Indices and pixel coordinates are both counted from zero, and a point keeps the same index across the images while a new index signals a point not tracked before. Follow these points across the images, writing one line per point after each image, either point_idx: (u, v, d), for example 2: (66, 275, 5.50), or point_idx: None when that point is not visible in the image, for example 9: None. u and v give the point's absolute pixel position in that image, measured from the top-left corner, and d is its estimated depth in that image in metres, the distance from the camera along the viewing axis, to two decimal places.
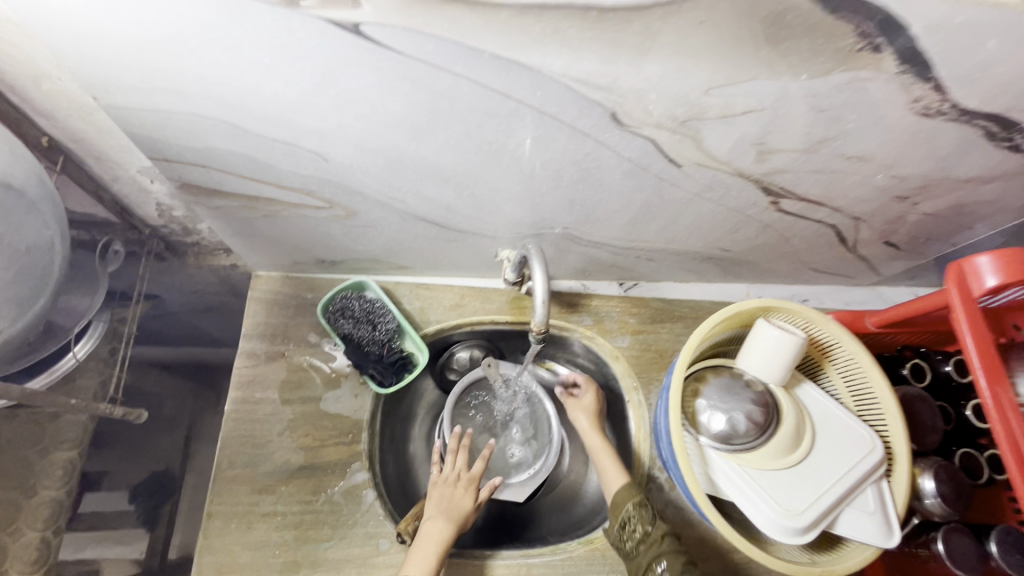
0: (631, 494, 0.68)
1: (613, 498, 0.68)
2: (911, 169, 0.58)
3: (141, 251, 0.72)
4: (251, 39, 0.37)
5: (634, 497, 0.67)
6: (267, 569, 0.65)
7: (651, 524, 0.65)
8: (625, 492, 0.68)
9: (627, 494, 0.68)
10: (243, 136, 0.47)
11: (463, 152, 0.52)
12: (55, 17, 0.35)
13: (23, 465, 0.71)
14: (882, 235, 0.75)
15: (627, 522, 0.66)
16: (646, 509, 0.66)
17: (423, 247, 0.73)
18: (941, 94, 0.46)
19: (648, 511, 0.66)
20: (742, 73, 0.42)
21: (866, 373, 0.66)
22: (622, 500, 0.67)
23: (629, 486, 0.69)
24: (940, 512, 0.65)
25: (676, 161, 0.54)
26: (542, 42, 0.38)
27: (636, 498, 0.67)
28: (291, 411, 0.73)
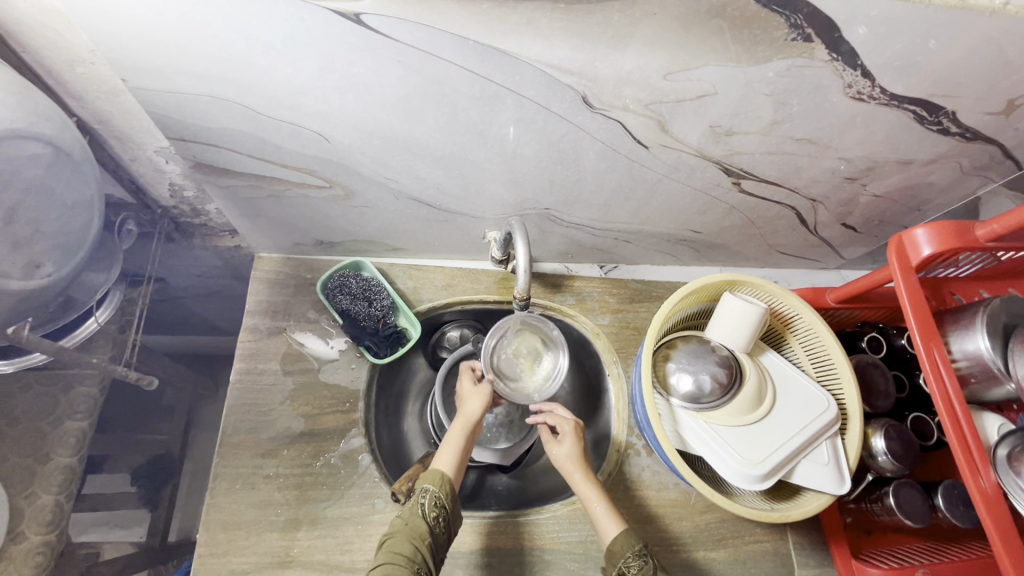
0: (633, 545, 0.61)
1: (612, 548, 0.62)
2: (856, 150, 0.64)
3: (153, 232, 0.77)
4: (265, 26, 0.43)
5: (634, 545, 0.61)
6: (270, 526, 0.70)
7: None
8: (626, 544, 0.61)
9: (628, 543, 0.62)
10: (254, 116, 0.53)
11: (452, 133, 0.57)
12: (97, 5, 0.41)
13: (36, 434, 0.75)
14: (839, 216, 0.81)
15: (627, 573, 0.60)
16: (645, 559, 0.60)
17: (415, 228, 0.78)
18: (869, 80, 0.53)
19: (648, 561, 0.60)
20: (694, 60, 0.48)
21: (822, 340, 0.71)
22: (621, 549, 0.61)
23: (629, 533, 0.62)
24: (891, 468, 0.70)
25: (643, 142, 0.60)
26: (518, 31, 0.44)
27: (641, 550, 0.61)
28: (292, 381, 0.78)
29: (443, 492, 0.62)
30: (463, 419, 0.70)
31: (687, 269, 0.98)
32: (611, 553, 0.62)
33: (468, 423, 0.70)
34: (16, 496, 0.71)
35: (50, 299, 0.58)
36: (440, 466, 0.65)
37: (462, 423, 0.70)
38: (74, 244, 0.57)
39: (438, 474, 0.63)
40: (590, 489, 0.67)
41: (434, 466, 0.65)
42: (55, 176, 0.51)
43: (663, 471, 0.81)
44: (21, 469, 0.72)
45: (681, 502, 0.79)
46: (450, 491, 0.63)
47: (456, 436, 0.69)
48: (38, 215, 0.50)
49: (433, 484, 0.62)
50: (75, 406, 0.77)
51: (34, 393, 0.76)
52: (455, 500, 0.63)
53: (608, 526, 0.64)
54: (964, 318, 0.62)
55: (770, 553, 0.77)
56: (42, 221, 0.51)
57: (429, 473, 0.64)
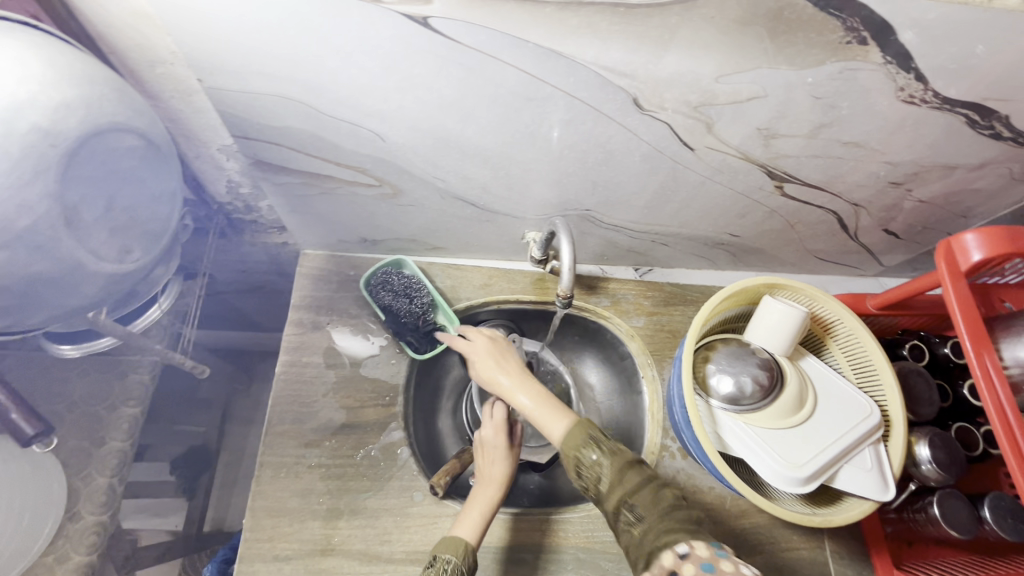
0: (581, 438, 0.58)
1: (562, 451, 0.59)
2: (903, 155, 0.64)
3: (207, 227, 0.80)
4: (337, 28, 0.45)
5: (582, 442, 0.58)
6: (312, 514, 0.72)
7: (603, 466, 0.57)
8: (574, 439, 0.58)
9: (576, 436, 0.58)
10: (316, 116, 0.55)
11: (502, 134, 0.59)
12: (185, 8, 0.43)
13: (92, 418, 0.78)
14: (881, 222, 0.81)
15: (584, 471, 0.58)
16: (594, 450, 0.57)
17: (457, 227, 0.80)
18: (922, 83, 0.53)
19: (603, 455, 0.57)
20: (748, 63, 0.49)
21: (865, 346, 0.71)
22: (571, 449, 0.58)
23: (576, 427, 0.59)
24: (936, 477, 0.69)
25: (689, 144, 0.61)
26: (577, 34, 0.45)
27: (590, 438, 0.58)
28: (335, 374, 0.80)
29: (462, 563, 0.60)
30: (490, 479, 0.68)
31: (721, 273, 0.99)
32: (563, 453, 0.59)
33: (495, 482, 0.67)
34: (73, 477, 0.74)
35: (127, 289, 0.60)
36: (462, 530, 0.63)
37: (489, 484, 0.67)
38: (158, 231, 0.59)
39: (459, 544, 0.61)
40: (527, 395, 0.64)
41: (456, 531, 0.63)
42: (149, 165, 0.54)
43: (698, 474, 0.81)
44: (78, 452, 0.76)
45: (716, 506, 0.78)
46: (469, 557, 0.60)
47: (481, 497, 0.66)
48: (133, 202, 0.53)
49: (453, 551, 0.60)
50: (128, 393, 0.80)
51: (90, 379, 0.79)
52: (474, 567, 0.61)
53: (551, 424, 0.61)
54: (1017, 325, 0.61)
55: (807, 560, 0.76)
56: (131, 211, 0.53)
57: (450, 538, 0.62)
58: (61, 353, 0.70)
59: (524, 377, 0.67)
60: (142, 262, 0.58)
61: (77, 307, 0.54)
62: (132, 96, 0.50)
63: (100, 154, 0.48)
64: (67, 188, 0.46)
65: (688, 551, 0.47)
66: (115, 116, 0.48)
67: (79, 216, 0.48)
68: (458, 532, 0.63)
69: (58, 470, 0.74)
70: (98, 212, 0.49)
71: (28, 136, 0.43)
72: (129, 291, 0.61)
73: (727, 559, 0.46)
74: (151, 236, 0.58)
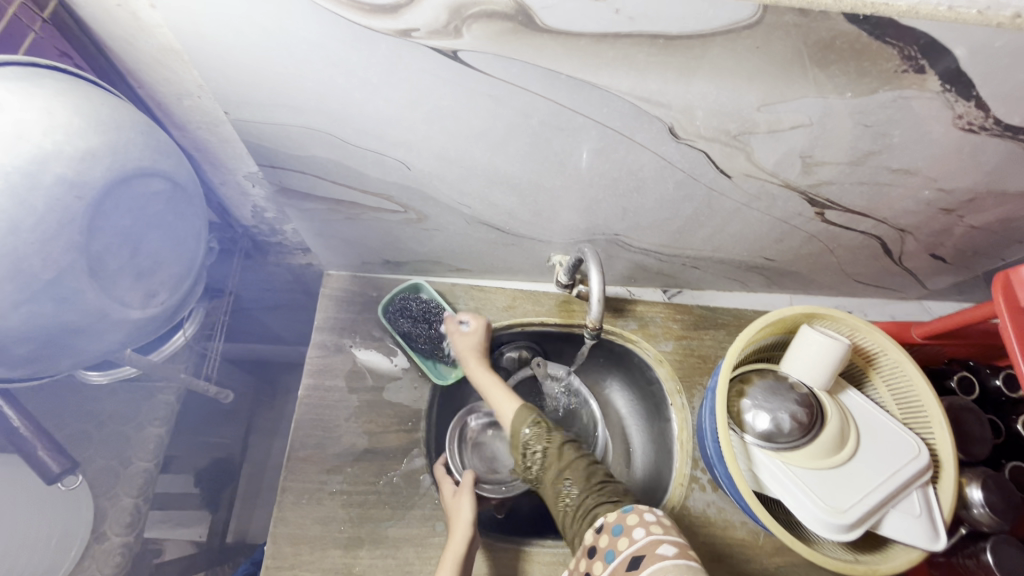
0: (526, 421, 0.68)
1: (512, 432, 0.69)
2: (958, 181, 0.60)
3: (234, 249, 0.80)
4: (364, 63, 0.44)
5: (524, 420, 0.68)
6: (333, 542, 0.71)
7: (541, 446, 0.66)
8: (523, 421, 0.69)
9: (524, 418, 0.69)
10: (341, 145, 0.54)
11: (531, 161, 0.57)
12: (211, 46, 0.43)
13: (120, 438, 0.78)
14: (929, 247, 0.76)
15: (530, 452, 0.67)
16: (539, 430, 0.68)
17: (481, 250, 0.79)
18: (984, 111, 0.49)
19: (542, 431, 0.68)
20: (793, 92, 0.46)
21: (912, 381, 0.67)
22: (519, 427, 0.69)
23: (524, 412, 0.70)
24: (989, 522, 0.65)
25: (726, 171, 0.58)
26: (613, 66, 0.43)
27: (532, 422, 0.68)
28: (357, 398, 0.79)
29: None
30: (454, 549, 0.64)
31: (754, 295, 0.95)
32: (514, 435, 0.69)
33: (460, 550, 0.63)
34: (101, 498, 0.75)
35: (160, 326, 0.60)
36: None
37: (454, 557, 0.63)
38: (183, 272, 0.58)
39: None
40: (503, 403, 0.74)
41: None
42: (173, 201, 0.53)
43: (730, 509, 0.78)
44: (105, 471, 0.76)
45: (748, 543, 0.75)
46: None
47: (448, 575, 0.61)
48: (156, 249, 0.53)
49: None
50: (154, 412, 0.80)
51: (120, 398, 0.81)
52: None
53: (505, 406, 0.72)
54: None
55: None
56: (156, 254, 0.53)
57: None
58: (89, 380, 0.69)
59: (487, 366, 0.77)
60: (168, 302, 0.58)
61: (102, 351, 0.54)
62: (161, 139, 0.51)
63: (126, 200, 0.48)
64: (93, 238, 0.46)
65: (602, 523, 0.55)
66: (140, 161, 0.49)
67: (103, 265, 0.47)
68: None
69: (87, 490, 0.74)
70: (123, 259, 0.49)
71: (55, 187, 0.42)
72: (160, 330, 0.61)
73: (631, 513, 0.55)
74: (178, 273, 0.57)
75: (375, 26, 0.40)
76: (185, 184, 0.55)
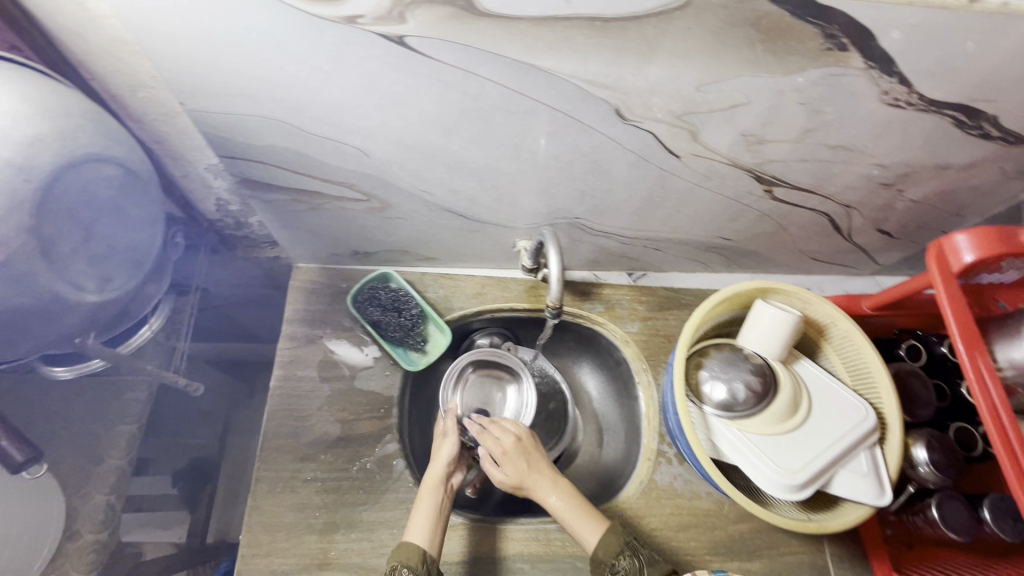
0: (615, 546, 0.64)
1: (595, 556, 0.64)
2: (893, 156, 0.64)
3: (200, 244, 0.81)
4: (315, 50, 0.45)
5: (617, 548, 0.64)
6: (308, 528, 0.72)
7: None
8: (610, 547, 0.64)
9: (610, 545, 0.64)
10: (299, 134, 0.56)
11: (486, 146, 0.59)
12: (162, 37, 0.44)
13: (90, 437, 0.78)
14: (875, 223, 0.80)
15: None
16: (629, 556, 0.64)
17: (448, 238, 0.80)
18: (906, 87, 0.52)
19: (635, 560, 0.63)
20: (728, 72, 0.49)
21: (860, 349, 0.70)
22: (606, 555, 0.64)
23: (610, 535, 0.65)
24: (934, 479, 0.69)
25: (675, 151, 0.61)
26: (555, 49, 0.45)
27: (622, 548, 0.64)
28: (329, 387, 0.80)
29: (419, 568, 0.62)
30: (433, 481, 0.72)
31: (716, 276, 0.98)
32: (596, 561, 0.64)
33: (439, 483, 0.72)
34: (73, 496, 0.75)
35: (116, 314, 0.61)
36: (412, 537, 0.66)
37: (433, 487, 0.71)
38: (139, 258, 0.60)
39: (411, 548, 0.64)
40: (559, 497, 0.69)
41: (407, 539, 0.65)
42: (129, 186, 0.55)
43: (695, 480, 0.80)
44: (76, 470, 0.76)
45: (714, 512, 0.78)
46: (424, 561, 0.63)
47: (428, 503, 0.69)
48: (111, 233, 0.54)
49: (410, 558, 0.63)
50: (126, 410, 0.80)
51: (86, 400, 0.79)
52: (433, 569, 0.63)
53: (587, 532, 0.66)
54: (1010, 325, 0.61)
55: (808, 565, 0.76)
56: (105, 239, 0.54)
57: (404, 547, 0.64)
58: (55, 375, 0.74)
59: (557, 478, 0.72)
60: (122, 291, 0.59)
61: (61, 335, 0.56)
62: (111, 126, 0.52)
63: (76, 183, 0.49)
64: (43, 222, 0.47)
65: None
66: (90, 148, 0.49)
67: (56, 248, 0.49)
68: (409, 540, 0.65)
69: (58, 489, 0.74)
70: (76, 244, 0.50)
71: (3, 172, 0.43)
72: (115, 317, 0.62)
73: None
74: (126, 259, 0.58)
75: (323, 14, 0.42)
76: (139, 171, 0.56)
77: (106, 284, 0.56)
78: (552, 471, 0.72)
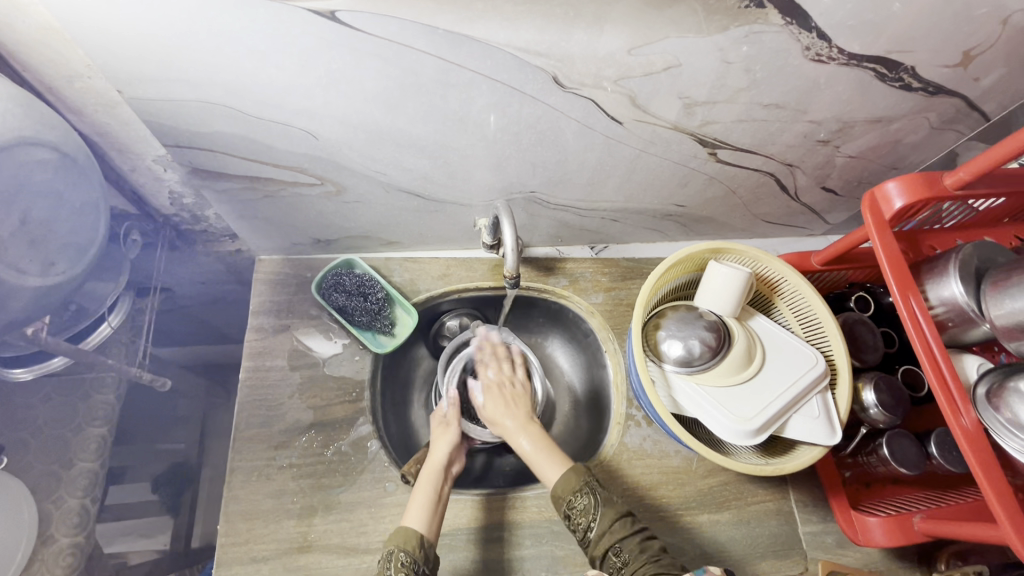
0: (574, 484, 0.65)
1: (556, 492, 0.66)
2: (824, 112, 0.66)
3: (157, 241, 0.82)
4: (247, 30, 0.46)
5: (575, 486, 0.65)
6: (287, 514, 0.73)
7: (594, 517, 0.63)
8: (568, 485, 0.65)
9: (569, 483, 0.65)
10: (243, 118, 0.56)
11: (432, 121, 0.60)
12: (91, 24, 0.44)
13: (58, 442, 0.77)
14: (818, 181, 0.83)
15: (573, 511, 0.64)
16: (588, 494, 0.64)
17: (407, 220, 0.81)
18: (826, 42, 0.55)
19: (593, 498, 0.64)
20: (655, 33, 0.51)
21: (809, 301, 0.73)
22: (565, 492, 0.65)
23: (571, 473, 0.66)
24: (883, 419, 0.72)
25: (617, 118, 0.63)
26: (485, 18, 0.47)
27: (581, 486, 0.65)
28: (299, 375, 0.81)
29: (417, 552, 0.62)
30: (431, 468, 0.73)
31: (676, 245, 1.01)
32: (557, 496, 0.65)
33: (437, 470, 0.72)
34: (44, 501, 0.74)
35: (59, 301, 0.64)
36: (411, 523, 0.65)
37: (431, 475, 0.71)
38: (83, 243, 0.63)
39: (409, 533, 0.63)
40: (527, 439, 0.73)
41: (406, 525, 0.65)
42: (70, 173, 0.57)
43: (664, 440, 0.83)
44: (46, 476, 0.75)
45: (683, 468, 0.81)
46: (422, 545, 0.63)
47: (427, 487, 0.70)
48: (49, 216, 0.56)
49: (407, 542, 0.62)
50: (94, 413, 0.79)
51: (54, 404, 0.78)
52: (431, 554, 0.63)
53: (550, 472, 0.68)
54: (939, 265, 0.64)
55: (773, 511, 0.80)
56: (41, 224, 0.55)
57: (402, 532, 0.64)
58: (14, 377, 0.73)
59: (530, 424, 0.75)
60: (63, 276, 0.61)
61: (8, 321, 0.58)
62: (42, 109, 0.53)
63: (11, 168, 0.50)
64: None
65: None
66: (21, 130, 0.50)
67: None
68: (408, 525, 0.65)
69: (28, 495, 0.73)
70: (14, 227, 0.52)
71: None
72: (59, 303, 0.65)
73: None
74: (60, 245, 0.59)
75: None
76: (75, 157, 0.57)
77: (47, 268, 0.58)
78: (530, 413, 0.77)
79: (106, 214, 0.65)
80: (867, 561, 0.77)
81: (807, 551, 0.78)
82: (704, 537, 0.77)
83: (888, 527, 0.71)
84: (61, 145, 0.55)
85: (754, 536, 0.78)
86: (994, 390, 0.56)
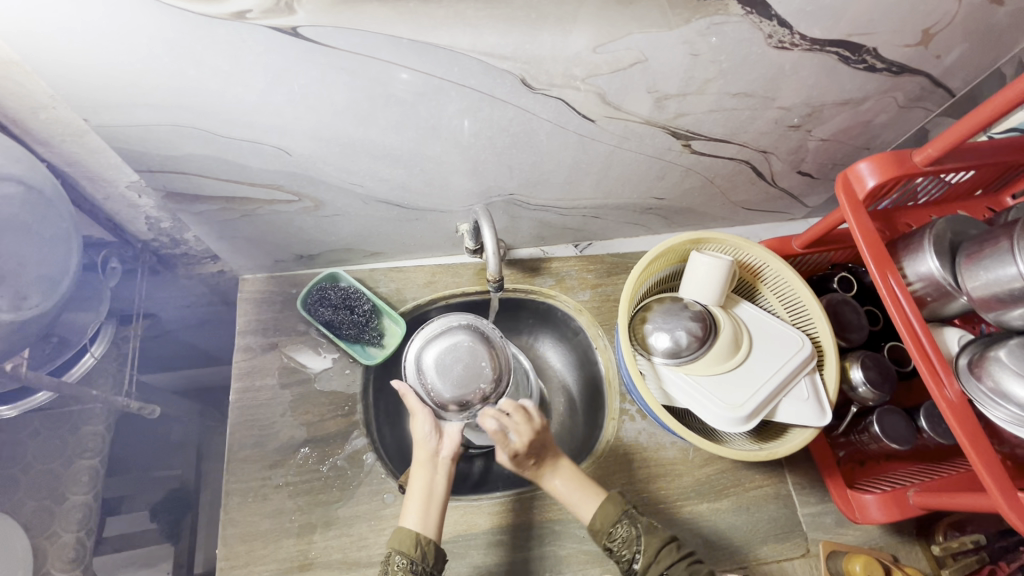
0: (611, 517, 0.65)
1: (595, 526, 0.65)
2: (793, 98, 0.67)
3: (137, 266, 0.82)
4: (210, 52, 0.46)
5: (614, 517, 0.65)
6: (285, 533, 0.72)
7: (638, 549, 0.63)
8: (607, 517, 0.65)
9: (607, 514, 0.65)
10: (214, 139, 0.56)
11: (405, 131, 0.60)
12: (50, 54, 0.44)
13: (50, 476, 0.76)
14: (793, 165, 0.84)
15: (614, 545, 0.64)
16: (627, 524, 0.65)
17: (389, 230, 0.81)
18: (788, 29, 0.56)
19: (634, 528, 0.65)
20: (619, 30, 0.51)
21: (792, 285, 0.74)
22: (604, 524, 0.65)
23: (607, 504, 0.66)
24: (872, 397, 0.73)
25: (589, 116, 0.63)
26: (448, 24, 0.47)
27: (619, 515, 0.65)
28: (290, 393, 0.81)
29: (414, 553, 0.62)
30: (422, 457, 0.70)
31: (659, 237, 1.02)
32: (594, 532, 0.65)
33: (427, 460, 0.70)
34: (38, 538, 0.73)
35: (38, 333, 0.64)
36: (407, 522, 0.65)
37: (421, 467, 0.69)
38: (55, 275, 0.63)
39: (405, 537, 0.63)
40: (560, 479, 0.69)
41: (403, 524, 0.65)
42: (43, 206, 0.58)
43: (660, 432, 0.83)
44: (39, 512, 0.74)
45: (679, 459, 0.81)
46: (418, 545, 0.62)
47: (418, 481, 0.68)
48: (17, 250, 0.56)
49: (402, 544, 0.62)
50: (84, 445, 0.79)
51: (43, 438, 0.77)
52: (429, 551, 0.63)
53: (584, 509, 0.67)
54: (914, 242, 0.65)
55: (772, 496, 0.80)
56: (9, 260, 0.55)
57: (397, 533, 0.64)
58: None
59: (558, 461, 0.70)
60: (37, 309, 0.61)
61: None
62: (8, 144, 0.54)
63: None
64: None
65: None
66: None
67: None
68: (404, 524, 0.65)
69: (21, 532, 0.73)
70: None
71: None
72: (36, 335, 0.64)
73: None
74: (29, 277, 0.59)
75: (209, 12, 0.42)
76: (43, 188, 0.58)
77: (20, 302, 0.58)
78: (553, 453, 0.70)
79: (79, 242, 0.66)
80: (866, 538, 0.78)
81: (808, 532, 0.79)
82: (703, 526, 0.77)
83: (884, 503, 0.71)
84: (28, 178, 0.56)
85: (754, 521, 0.79)
86: (975, 360, 0.57)
